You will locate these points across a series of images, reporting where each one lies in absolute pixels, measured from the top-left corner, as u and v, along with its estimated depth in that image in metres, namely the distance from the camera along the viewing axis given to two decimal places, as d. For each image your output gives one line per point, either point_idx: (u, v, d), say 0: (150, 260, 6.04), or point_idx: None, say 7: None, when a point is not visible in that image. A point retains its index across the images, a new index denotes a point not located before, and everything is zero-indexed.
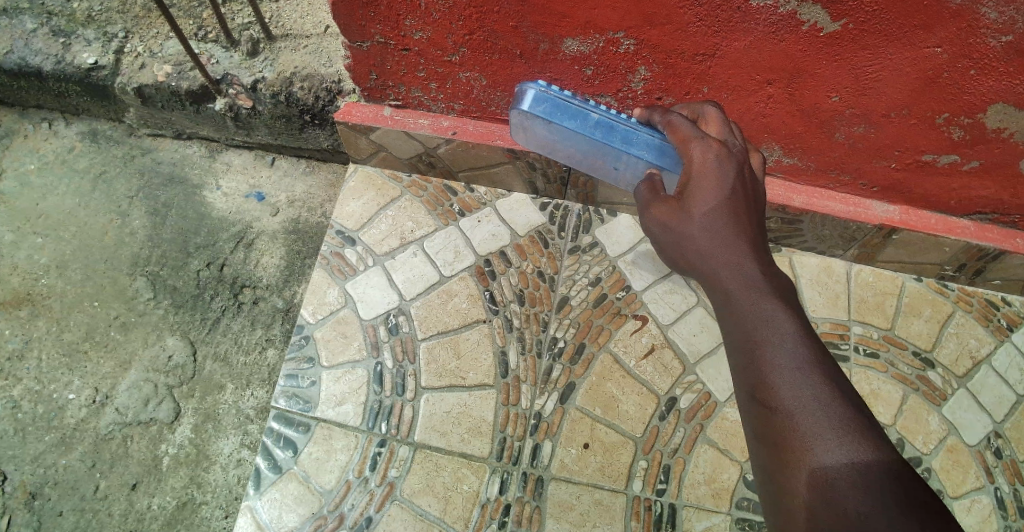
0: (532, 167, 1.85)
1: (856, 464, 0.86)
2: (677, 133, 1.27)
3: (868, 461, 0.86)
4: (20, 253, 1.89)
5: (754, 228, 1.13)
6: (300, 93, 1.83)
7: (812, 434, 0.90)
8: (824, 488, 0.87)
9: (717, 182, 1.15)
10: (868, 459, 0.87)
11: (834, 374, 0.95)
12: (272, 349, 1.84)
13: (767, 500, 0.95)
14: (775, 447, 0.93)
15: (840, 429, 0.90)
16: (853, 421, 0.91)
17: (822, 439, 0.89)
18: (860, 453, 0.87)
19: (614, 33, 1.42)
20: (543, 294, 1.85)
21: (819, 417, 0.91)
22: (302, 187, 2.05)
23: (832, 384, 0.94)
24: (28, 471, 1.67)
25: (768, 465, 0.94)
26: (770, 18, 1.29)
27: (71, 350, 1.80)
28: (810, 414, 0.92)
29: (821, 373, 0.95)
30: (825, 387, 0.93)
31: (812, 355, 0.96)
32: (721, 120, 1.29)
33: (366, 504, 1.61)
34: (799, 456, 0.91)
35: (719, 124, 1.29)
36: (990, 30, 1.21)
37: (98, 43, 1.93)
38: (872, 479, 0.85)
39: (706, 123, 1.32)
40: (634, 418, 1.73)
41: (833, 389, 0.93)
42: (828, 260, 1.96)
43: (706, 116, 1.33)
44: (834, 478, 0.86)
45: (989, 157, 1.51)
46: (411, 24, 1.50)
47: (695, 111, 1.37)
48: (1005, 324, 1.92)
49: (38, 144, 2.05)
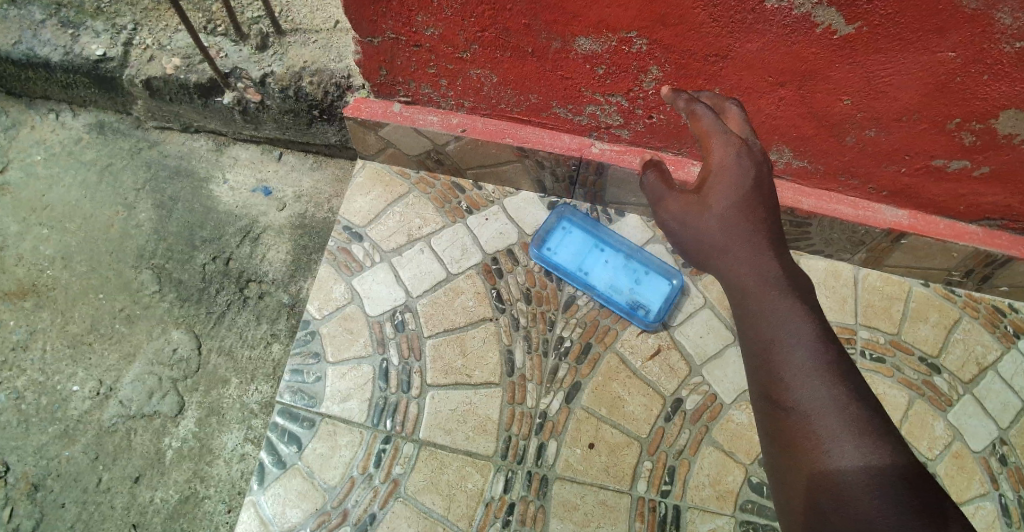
0: (541, 166, 1.85)
1: (869, 468, 0.84)
2: (698, 122, 1.18)
3: (882, 465, 0.84)
4: (25, 243, 1.89)
5: (772, 224, 1.09)
6: (309, 87, 1.82)
7: (827, 436, 0.88)
8: (836, 491, 0.84)
9: (737, 179, 1.11)
10: (883, 463, 0.84)
11: (851, 375, 0.92)
12: (277, 344, 1.83)
13: (778, 500, 0.93)
14: (787, 447, 0.90)
15: (856, 432, 0.87)
16: (869, 423, 0.88)
17: (837, 442, 0.87)
18: (875, 457, 0.85)
19: (626, 32, 1.41)
20: (549, 293, 1.85)
21: (835, 419, 0.88)
22: (309, 182, 2.04)
23: (848, 385, 0.90)
24: (30, 463, 1.67)
25: (780, 465, 0.92)
26: (784, 20, 1.29)
27: (75, 341, 1.79)
28: (826, 417, 0.88)
29: (838, 374, 0.91)
30: (844, 390, 0.90)
31: (831, 355, 0.92)
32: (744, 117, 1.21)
33: (370, 500, 1.61)
34: (812, 458, 0.88)
35: (741, 122, 1.22)
36: (1004, 36, 1.21)
37: (106, 35, 1.92)
38: (886, 484, 0.83)
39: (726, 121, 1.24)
40: (639, 418, 1.72)
41: (850, 390, 0.90)
42: (835, 263, 1.96)
43: (727, 112, 1.25)
44: (848, 482, 0.84)
45: (999, 163, 1.50)
46: (423, 21, 1.50)
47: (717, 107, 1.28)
48: (1012, 331, 1.91)
49: (45, 135, 2.05)
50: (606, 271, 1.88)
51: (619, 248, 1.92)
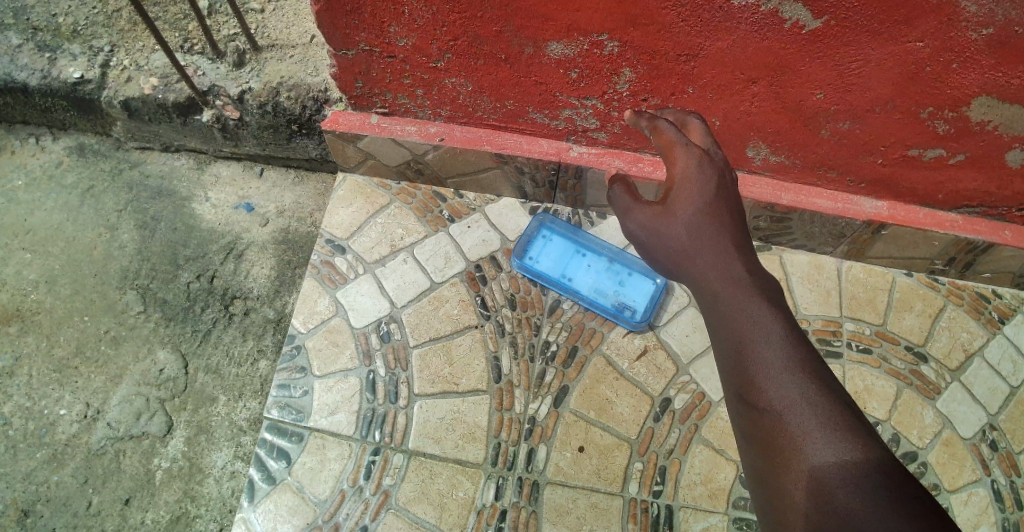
0: (521, 172, 1.86)
1: (846, 463, 0.82)
2: (662, 135, 1.23)
3: (858, 459, 0.83)
4: (9, 269, 1.88)
5: (738, 229, 1.11)
6: (287, 102, 1.82)
7: (802, 434, 0.86)
8: (817, 488, 0.83)
9: (700, 187, 1.13)
10: (858, 457, 0.83)
11: (823, 373, 0.91)
12: (264, 361, 1.83)
13: (760, 504, 0.90)
14: (765, 448, 0.89)
15: (829, 426, 0.86)
16: (843, 417, 0.87)
17: (811, 438, 0.86)
18: (851, 451, 0.84)
19: (597, 35, 1.42)
20: (534, 298, 1.85)
21: (808, 415, 0.87)
22: (291, 197, 2.05)
23: (820, 382, 0.90)
24: (18, 489, 1.66)
25: (760, 467, 0.90)
26: (751, 17, 1.30)
27: (61, 366, 1.78)
28: (800, 413, 0.87)
29: (810, 371, 0.91)
30: (815, 387, 0.89)
31: (801, 353, 0.92)
32: (705, 131, 1.26)
33: (361, 513, 1.60)
34: (790, 456, 0.86)
35: (703, 134, 1.27)
36: (971, 24, 1.22)
37: (83, 57, 1.91)
38: (863, 477, 0.81)
39: (689, 134, 1.29)
40: (628, 420, 1.72)
41: (822, 387, 0.89)
42: (817, 257, 1.97)
43: (689, 125, 1.30)
44: (827, 477, 0.82)
45: (975, 150, 1.51)
46: (396, 31, 1.50)
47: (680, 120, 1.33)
48: (997, 317, 1.92)
49: (25, 160, 2.04)
50: (589, 275, 1.88)
51: (602, 252, 1.92)
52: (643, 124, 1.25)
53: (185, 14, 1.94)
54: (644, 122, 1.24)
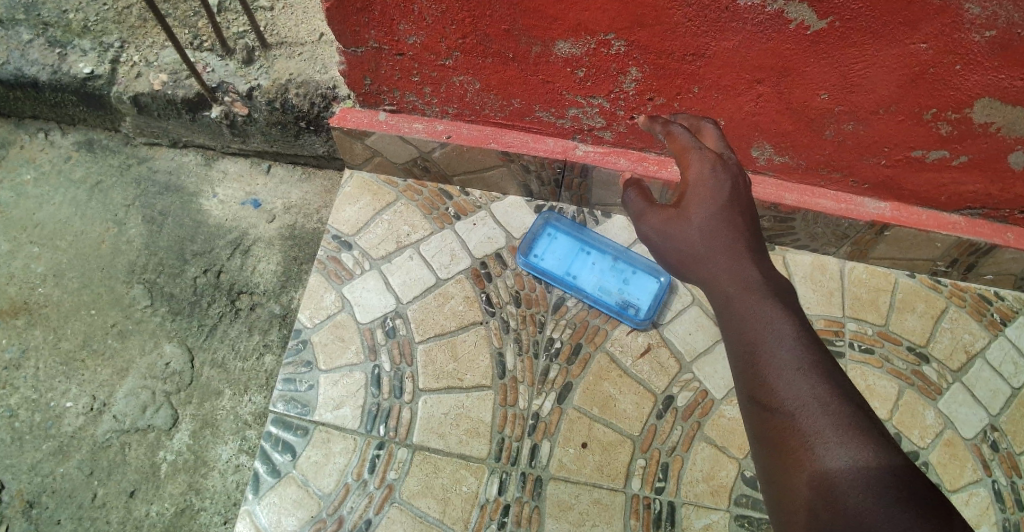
0: (526, 170, 1.87)
1: (856, 463, 0.83)
2: (675, 140, 1.26)
3: (868, 460, 0.83)
4: (17, 262, 1.89)
5: (750, 232, 1.12)
6: (295, 99, 1.84)
7: (813, 434, 0.87)
8: (824, 487, 0.83)
9: (713, 191, 1.15)
10: (868, 456, 0.84)
11: (834, 374, 0.92)
12: (270, 355, 1.84)
13: (770, 503, 0.91)
14: (775, 448, 0.90)
15: (841, 427, 0.86)
16: (853, 419, 0.87)
17: (822, 438, 0.86)
18: (861, 452, 0.84)
19: (604, 34, 1.43)
20: (539, 295, 1.86)
21: (819, 416, 0.87)
22: (298, 194, 2.06)
23: (832, 383, 0.90)
24: (24, 480, 1.67)
25: (770, 467, 0.90)
26: (757, 18, 1.31)
27: (68, 359, 1.80)
28: (811, 414, 0.88)
29: (821, 372, 0.91)
30: (827, 387, 0.90)
31: (813, 355, 0.93)
32: (718, 135, 1.29)
33: (366, 506, 1.61)
34: (800, 456, 0.87)
35: (717, 139, 1.28)
36: (973, 26, 1.23)
37: (94, 53, 1.92)
38: (874, 478, 0.81)
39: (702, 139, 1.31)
40: (631, 417, 1.73)
41: (833, 388, 0.90)
42: (820, 257, 1.98)
43: (704, 131, 1.33)
44: (835, 476, 0.83)
45: (977, 152, 1.52)
46: (405, 29, 1.52)
47: (695, 126, 1.37)
48: (999, 319, 1.93)
49: (34, 154, 2.06)
50: (593, 274, 1.90)
51: (606, 250, 1.93)
52: (658, 130, 1.30)
53: (195, 11, 1.96)
54: (660, 129, 1.30)
